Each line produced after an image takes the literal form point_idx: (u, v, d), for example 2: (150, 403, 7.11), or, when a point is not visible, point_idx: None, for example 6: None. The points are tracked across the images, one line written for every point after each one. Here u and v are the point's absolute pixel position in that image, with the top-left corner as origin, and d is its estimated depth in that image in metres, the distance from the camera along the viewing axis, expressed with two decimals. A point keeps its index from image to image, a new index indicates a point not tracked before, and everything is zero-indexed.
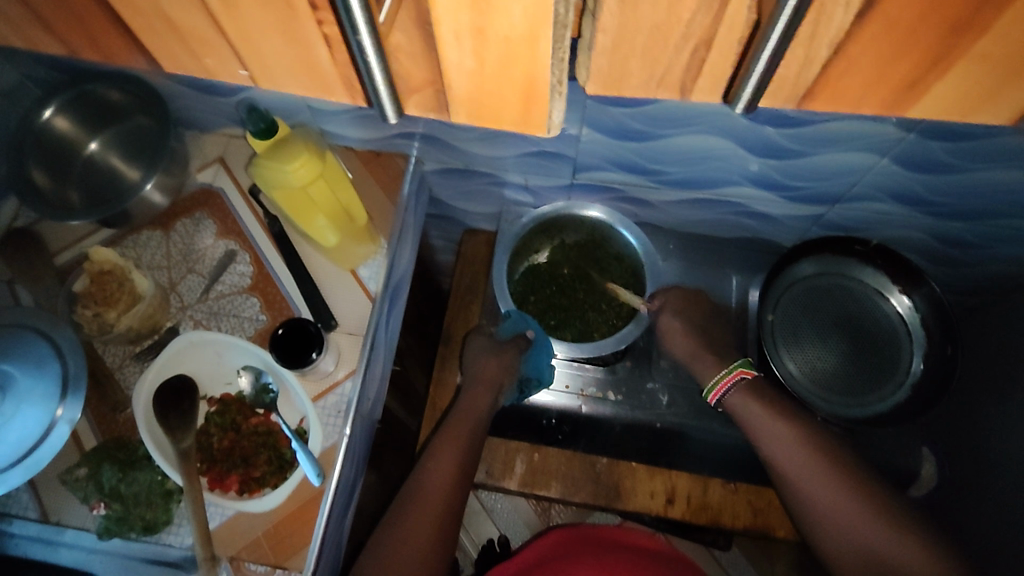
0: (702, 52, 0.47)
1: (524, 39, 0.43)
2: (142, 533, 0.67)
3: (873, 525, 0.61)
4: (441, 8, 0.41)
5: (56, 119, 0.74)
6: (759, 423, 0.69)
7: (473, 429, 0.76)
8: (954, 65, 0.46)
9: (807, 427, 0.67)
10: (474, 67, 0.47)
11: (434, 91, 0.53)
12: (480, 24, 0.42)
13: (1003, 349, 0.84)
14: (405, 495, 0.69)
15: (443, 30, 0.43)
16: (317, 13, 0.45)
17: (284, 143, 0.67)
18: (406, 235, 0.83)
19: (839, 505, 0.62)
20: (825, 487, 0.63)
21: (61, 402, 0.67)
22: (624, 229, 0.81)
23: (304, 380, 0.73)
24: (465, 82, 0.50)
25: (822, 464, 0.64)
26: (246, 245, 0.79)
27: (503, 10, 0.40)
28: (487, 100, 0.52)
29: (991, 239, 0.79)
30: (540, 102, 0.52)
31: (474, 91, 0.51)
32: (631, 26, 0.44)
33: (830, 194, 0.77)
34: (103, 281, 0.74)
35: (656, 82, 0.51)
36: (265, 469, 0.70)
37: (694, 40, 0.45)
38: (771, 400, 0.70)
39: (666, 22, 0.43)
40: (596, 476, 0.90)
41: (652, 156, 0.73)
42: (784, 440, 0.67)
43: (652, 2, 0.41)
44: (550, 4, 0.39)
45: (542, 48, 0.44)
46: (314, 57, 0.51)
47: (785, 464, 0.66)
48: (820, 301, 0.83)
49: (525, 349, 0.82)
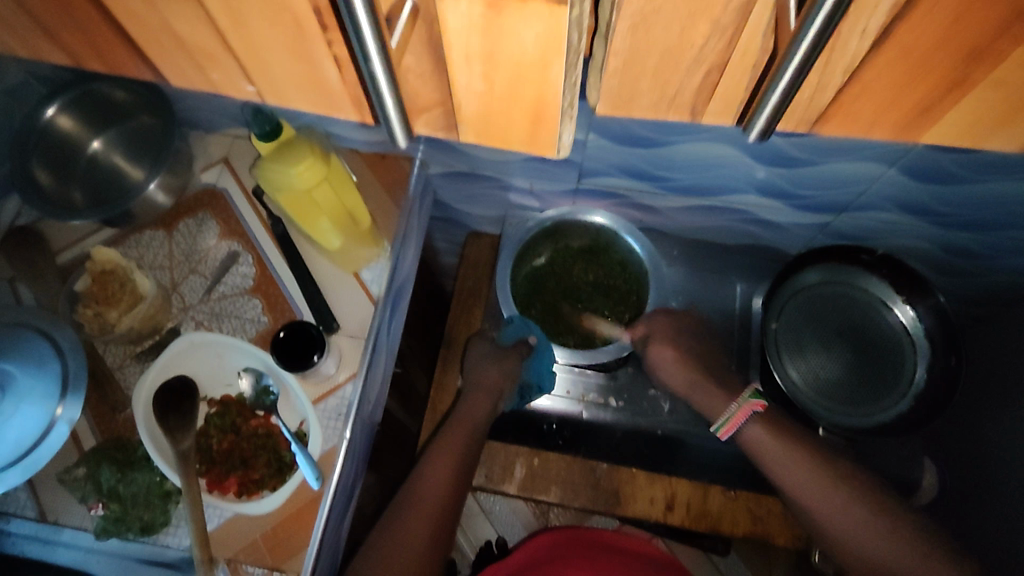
0: (715, 74, 0.45)
1: (535, 64, 0.43)
2: (139, 534, 0.67)
3: (909, 554, 0.60)
4: (452, 32, 0.41)
5: (59, 117, 0.74)
6: (769, 450, 0.68)
7: (472, 435, 0.75)
8: (971, 90, 0.45)
9: (826, 456, 0.66)
10: (484, 89, 0.48)
11: (443, 111, 0.53)
12: (490, 48, 0.42)
13: (1006, 360, 0.84)
14: (403, 498, 0.69)
15: (453, 54, 0.44)
16: (324, 32, 0.44)
17: (290, 144, 0.67)
18: (409, 238, 0.83)
19: (871, 536, 0.61)
20: (848, 510, 0.63)
21: (61, 401, 0.67)
22: (628, 235, 0.82)
23: (304, 382, 0.73)
24: (474, 103, 0.50)
25: (848, 494, 0.63)
26: (249, 246, 0.79)
27: (514, 36, 0.40)
28: (497, 121, 0.52)
29: (996, 250, 0.79)
30: (549, 126, 0.51)
31: (484, 112, 0.51)
32: (642, 48, 0.43)
33: (837, 202, 0.76)
34: (104, 281, 0.74)
35: (667, 102, 0.50)
36: (264, 471, 0.70)
37: (707, 62, 0.44)
38: (784, 429, 0.68)
39: (678, 44, 0.42)
40: (596, 482, 0.88)
41: (658, 163, 0.73)
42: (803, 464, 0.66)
43: (666, 25, 0.40)
44: (562, 33, 0.39)
45: (554, 73, 0.43)
46: (321, 75, 0.50)
47: (809, 495, 0.64)
48: (823, 310, 0.82)
49: (526, 355, 0.82)
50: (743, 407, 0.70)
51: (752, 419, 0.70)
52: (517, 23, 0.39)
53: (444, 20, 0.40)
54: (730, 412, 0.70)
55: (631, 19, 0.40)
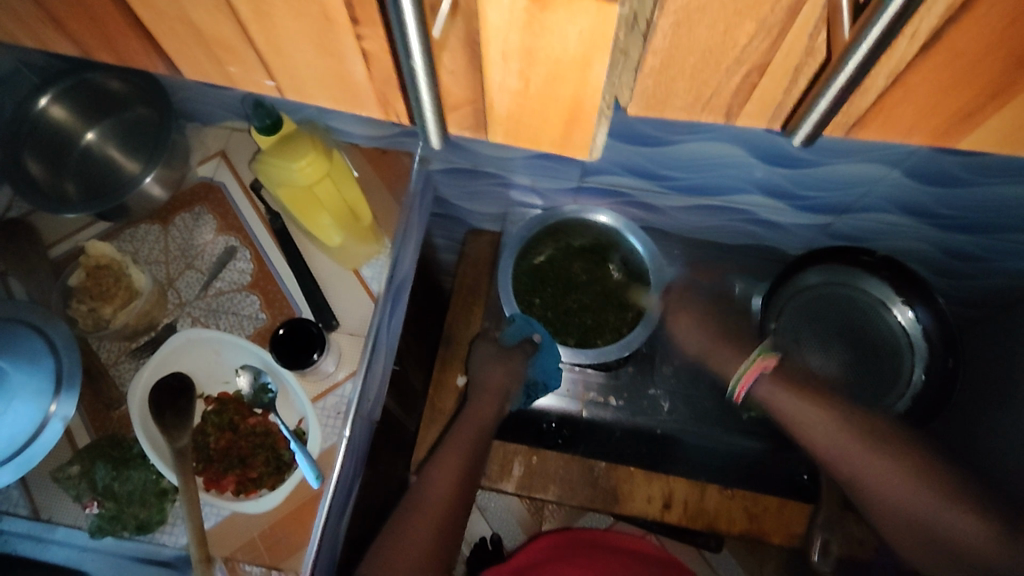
0: (755, 77, 0.44)
1: (575, 62, 0.41)
2: (134, 532, 0.66)
3: (948, 516, 0.57)
4: (491, 28, 0.39)
5: (52, 107, 0.73)
6: (783, 401, 0.67)
7: (480, 435, 0.75)
8: (1014, 98, 0.44)
9: (863, 419, 0.63)
10: (519, 87, 0.45)
11: (472, 109, 0.51)
12: (530, 46, 0.40)
13: (1001, 362, 0.85)
14: (410, 499, 0.69)
15: (490, 51, 0.41)
16: (357, 26, 0.43)
17: (291, 139, 0.66)
18: (408, 234, 0.83)
19: (908, 498, 0.59)
20: (864, 460, 0.61)
21: (55, 398, 0.66)
22: (631, 235, 0.81)
23: (303, 380, 0.72)
24: (507, 100, 0.48)
25: (885, 456, 0.61)
26: (247, 242, 0.78)
27: (557, 33, 0.38)
28: (526, 119, 0.50)
29: (996, 253, 0.79)
30: (583, 124, 0.49)
31: (515, 110, 0.50)
32: (682, 48, 0.41)
33: (839, 204, 0.77)
34: (98, 276, 0.73)
35: (701, 105, 0.48)
36: (262, 469, 0.69)
37: (748, 64, 0.42)
38: (808, 391, 0.66)
39: (720, 45, 0.40)
40: (594, 480, 0.88)
41: (661, 162, 0.72)
42: (813, 416, 0.65)
43: (709, 24, 0.38)
44: (609, 28, 0.37)
45: (594, 71, 0.41)
46: (346, 71, 0.49)
47: (825, 446, 0.64)
48: (825, 311, 0.83)
49: (531, 354, 0.81)
50: (752, 367, 0.71)
51: (763, 378, 0.70)
52: (560, 19, 0.37)
53: (484, 13, 0.37)
54: (738, 375, 0.71)
55: (675, 17, 0.38)
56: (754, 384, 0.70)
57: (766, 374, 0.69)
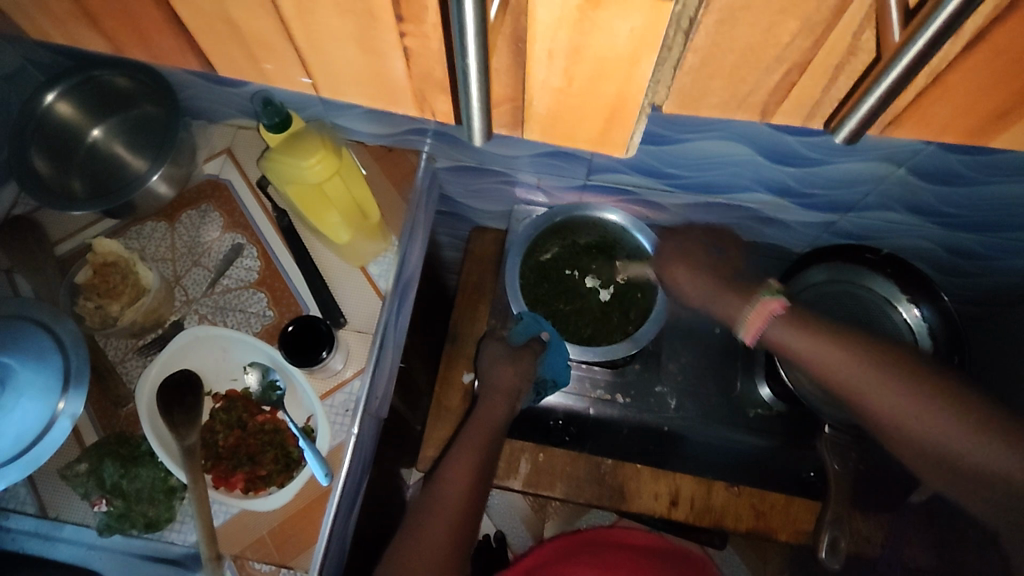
0: (793, 74, 0.41)
1: (622, 60, 0.37)
2: (143, 530, 0.67)
3: (976, 442, 0.52)
4: (539, 25, 0.35)
5: (58, 104, 0.72)
6: (792, 341, 0.61)
7: (491, 436, 0.74)
8: None
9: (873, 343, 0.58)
10: (562, 85, 0.41)
11: (512, 108, 0.47)
12: (578, 43, 0.36)
13: (1006, 359, 0.85)
14: (423, 502, 0.69)
15: (536, 47, 0.37)
16: (401, 23, 0.38)
17: (299, 136, 0.66)
18: (415, 232, 0.83)
19: (924, 425, 0.54)
20: (881, 394, 0.56)
21: (63, 395, 0.65)
22: (637, 233, 0.82)
23: (311, 378, 0.72)
24: (548, 98, 0.44)
25: (912, 391, 0.55)
26: (253, 239, 0.78)
27: (607, 30, 0.35)
28: (568, 117, 0.46)
29: (1000, 252, 0.80)
30: (625, 123, 0.44)
31: (556, 109, 0.45)
32: (722, 45, 0.38)
33: (846, 202, 0.77)
34: (105, 273, 0.73)
35: (738, 102, 0.45)
36: (271, 468, 0.69)
37: (789, 62, 0.39)
38: (810, 320, 0.61)
39: (761, 42, 0.37)
40: (601, 477, 0.88)
41: (669, 159, 0.72)
42: (822, 350, 0.59)
43: (752, 23, 0.36)
44: (663, 23, 0.34)
45: (641, 69, 0.38)
46: (379, 70, 0.43)
47: (834, 379, 0.58)
48: (831, 308, 0.82)
49: (540, 352, 0.80)
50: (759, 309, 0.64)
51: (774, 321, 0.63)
52: (611, 17, 0.33)
53: (533, 10, 0.34)
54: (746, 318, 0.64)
55: (720, 14, 0.35)
56: (764, 328, 0.63)
57: (776, 316, 0.62)
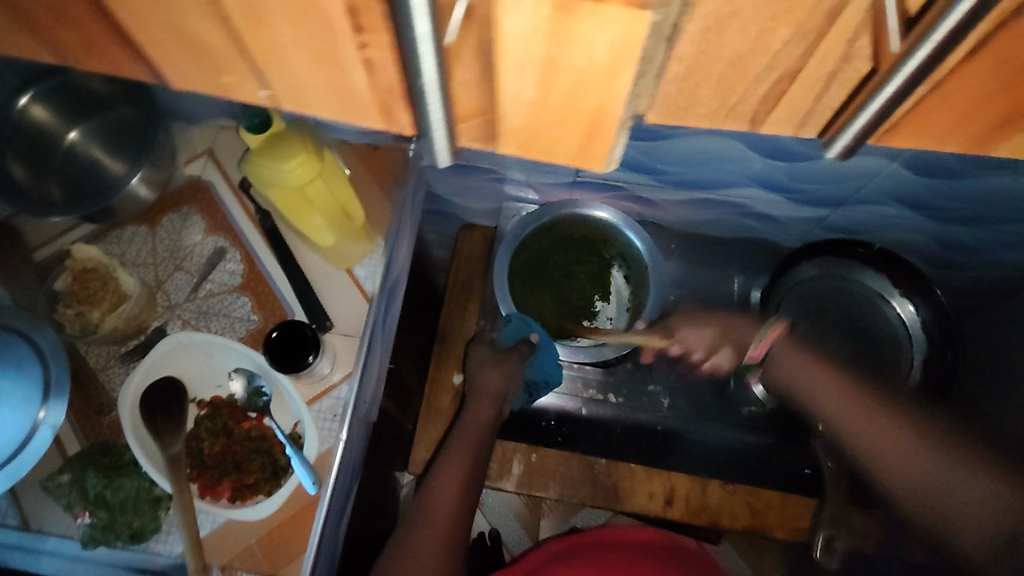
0: (784, 85, 0.34)
1: (602, 75, 0.31)
2: (129, 541, 0.65)
3: (936, 469, 0.60)
4: (508, 35, 0.29)
5: (33, 107, 0.70)
6: (797, 370, 0.73)
7: (481, 439, 0.74)
8: None
9: (898, 403, 0.66)
10: (538, 102, 0.34)
11: (483, 122, 0.38)
12: (553, 56, 0.30)
13: (1001, 351, 0.85)
14: (414, 513, 0.68)
15: (505, 59, 0.31)
16: None
17: (280, 137, 0.64)
18: (402, 232, 0.81)
19: (919, 470, 0.61)
20: (870, 423, 0.65)
21: (43, 404, 0.64)
22: (629, 230, 0.81)
23: (297, 383, 0.71)
24: (522, 118, 0.37)
25: (891, 423, 0.64)
26: (237, 243, 0.77)
27: (584, 41, 0.29)
28: (545, 137, 0.38)
29: (994, 245, 0.79)
30: (603, 143, 0.38)
31: (531, 128, 0.37)
32: (712, 58, 0.32)
33: (837, 197, 0.76)
34: (85, 280, 0.71)
35: (727, 112, 0.37)
36: (258, 476, 0.68)
37: (779, 72, 0.33)
38: (829, 367, 0.71)
39: (752, 53, 0.31)
40: (594, 477, 0.87)
41: (658, 156, 0.71)
42: (817, 383, 0.71)
43: (743, 32, 0.30)
44: (643, 33, 0.28)
45: (622, 84, 0.32)
46: None
47: (830, 407, 0.69)
48: (823, 302, 0.83)
49: (528, 354, 0.80)
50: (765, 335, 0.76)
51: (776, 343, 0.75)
52: (589, 26, 0.28)
53: (499, 21, 0.28)
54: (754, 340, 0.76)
55: (706, 20, 0.29)
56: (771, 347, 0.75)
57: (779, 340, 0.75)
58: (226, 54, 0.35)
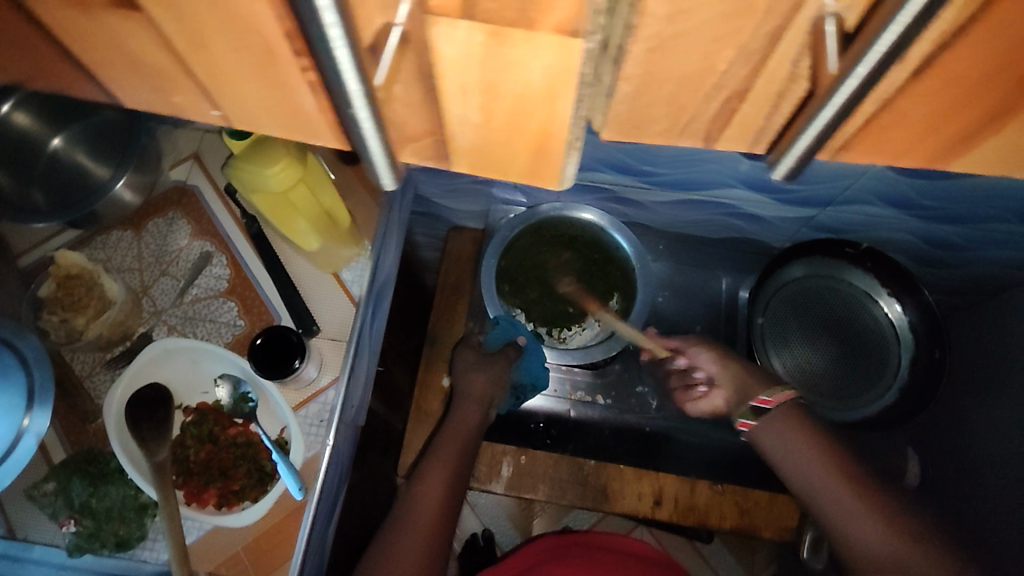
0: (735, 103, 0.35)
1: (541, 99, 0.33)
2: (114, 549, 0.65)
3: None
4: (445, 60, 0.31)
5: (15, 114, 0.70)
6: (781, 437, 0.63)
7: (466, 443, 0.74)
8: None
9: (902, 524, 0.57)
10: (484, 122, 0.37)
11: (434, 141, 0.40)
12: (491, 79, 0.32)
13: (988, 349, 0.85)
14: (397, 517, 0.67)
15: (446, 83, 0.33)
16: None
17: (264, 142, 0.64)
18: (389, 236, 0.81)
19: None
20: (862, 516, 0.58)
21: (27, 412, 0.64)
22: (615, 232, 0.81)
23: (284, 389, 0.71)
24: (472, 136, 0.39)
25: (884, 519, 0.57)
26: (223, 247, 0.76)
27: (520, 68, 0.31)
28: (495, 153, 0.41)
29: (981, 243, 0.79)
30: (552, 162, 0.40)
31: (483, 145, 0.40)
32: (657, 75, 0.33)
33: (824, 197, 0.76)
34: (70, 286, 0.71)
35: (680, 129, 0.39)
36: (244, 482, 0.68)
37: (728, 90, 0.34)
38: (834, 462, 0.60)
39: (698, 72, 0.32)
40: (584, 478, 0.87)
41: (645, 158, 0.71)
42: (803, 455, 0.61)
43: (687, 51, 0.31)
44: (576, 61, 0.30)
45: (562, 107, 0.34)
46: None
47: (816, 487, 0.60)
48: (810, 303, 0.84)
49: (515, 358, 0.81)
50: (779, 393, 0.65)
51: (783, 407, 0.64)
52: (523, 52, 0.30)
53: (436, 46, 0.30)
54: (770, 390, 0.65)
55: (648, 42, 0.30)
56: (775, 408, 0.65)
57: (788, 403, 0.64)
58: (176, 72, 0.36)
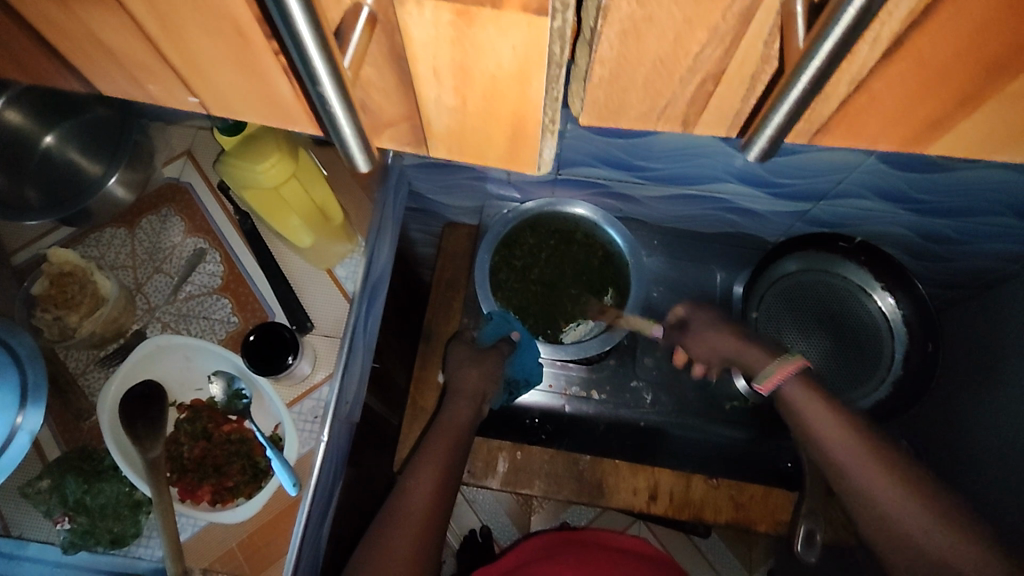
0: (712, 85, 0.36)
1: (513, 81, 0.33)
2: (109, 546, 0.65)
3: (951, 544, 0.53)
4: (417, 44, 0.31)
5: (6, 110, 0.68)
6: (808, 404, 0.63)
7: (459, 437, 0.74)
8: None
9: (924, 491, 0.56)
10: (459, 105, 0.37)
11: (409, 126, 0.41)
12: (463, 63, 0.33)
13: (982, 342, 0.85)
14: (390, 512, 0.67)
15: (419, 67, 0.34)
16: None
17: (255, 139, 0.64)
18: (383, 232, 0.81)
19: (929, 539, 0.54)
20: (884, 484, 0.57)
21: (21, 410, 0.63)
22: (608, 226, 0.81)
23: (278, 385, 0.71)
24: (447, 120, 0.40)
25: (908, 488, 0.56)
26: (216, 243, 0.76)
27: (490, 51, 0.31)
28: (472, 138, 0.41)
29: (973, 235, 0.79)
30: (529, 145, 0.41)
31: (459, 129, 0.40)
32: (633, 59, 0.33)
33: (818, 191, 0.76)
34: (63, 284, 0.70)
35: (658, 114, 0.39)
36: (238, 478, 0.68)
37: (703, 74, 0.34)
38: (861, 431, 0.60)
39: (670, 56, 0.33)
40: (579, 473, 0.87)
41: (637, 152, 0.71)
42: (833, 424, 0.61)
43: (658, 35, 0.31)
44: (545, 44, 0.30)
45: (534, 90, 0.34)
46: None
47: (838, 451, 0.60)
48: (803, 297, 0.84)
49: (507, 353, 0.80)
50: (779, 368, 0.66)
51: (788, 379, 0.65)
52: (491, 36, 0.30)
53: (407, 29, 0.30)
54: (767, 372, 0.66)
55: (621, 25, 0.31)
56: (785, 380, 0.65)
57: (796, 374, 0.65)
58: (155, 66, 0.37)
